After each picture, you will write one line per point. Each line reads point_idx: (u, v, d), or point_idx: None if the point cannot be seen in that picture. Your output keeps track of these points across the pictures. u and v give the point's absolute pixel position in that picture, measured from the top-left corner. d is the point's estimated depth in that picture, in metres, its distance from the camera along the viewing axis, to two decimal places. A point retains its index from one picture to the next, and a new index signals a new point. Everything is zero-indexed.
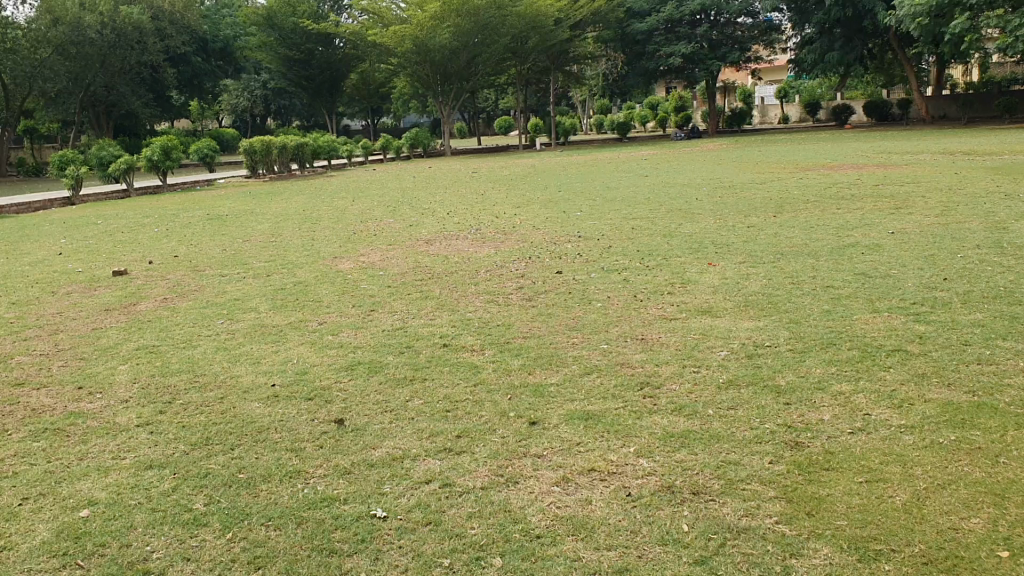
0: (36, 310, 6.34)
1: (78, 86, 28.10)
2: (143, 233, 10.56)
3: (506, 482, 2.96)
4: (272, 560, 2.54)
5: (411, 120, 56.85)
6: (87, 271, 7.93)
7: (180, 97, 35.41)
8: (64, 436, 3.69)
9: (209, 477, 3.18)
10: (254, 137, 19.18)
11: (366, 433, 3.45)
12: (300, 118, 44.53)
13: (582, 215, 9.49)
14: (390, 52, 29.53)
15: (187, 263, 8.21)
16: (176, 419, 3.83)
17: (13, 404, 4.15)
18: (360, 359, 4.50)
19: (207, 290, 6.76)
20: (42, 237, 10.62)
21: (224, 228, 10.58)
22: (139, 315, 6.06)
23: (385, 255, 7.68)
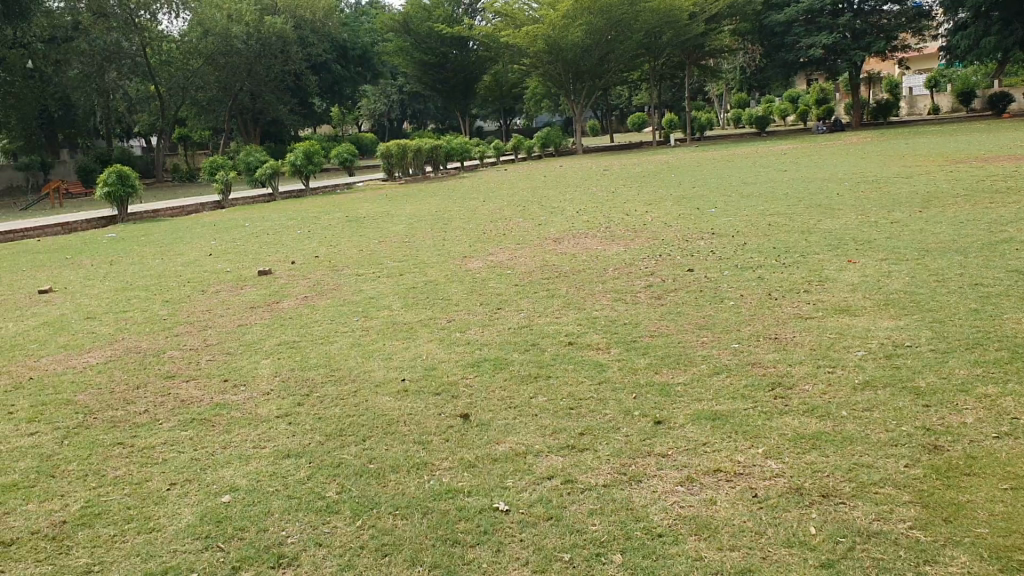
0: (187, 307, 6.74)
1: (227, 94, 29.57)
2: (286, 235, 11.04)
3: (629, 480, 2.95)
4: (400, 548, 2.62)
5: (544, 119, 57.15)
6: (234, 271, 8.34)
7: (321, 104, 36.77)
8: (210, 426, 3.91)
9: (341, 467, 3.30)
10: (391, 141, 19.76)
11: (491, 428, 3.50)
12: (436, 121, 45.49)
13: (715, 212, 9.33)
14: (522, 52, 29.78)
15: (326, 262, 8.53)
16: (312, 411, 4.00)
17: (165, 395, 4.42)
18: (486, 356, 4.57)
19: (345, 289, 7.01)
20: (195, 238, 11.26)
21: (362, 229, 10.93)
22: (280, 312, 6.34)
23: (514, 254, 7.75)
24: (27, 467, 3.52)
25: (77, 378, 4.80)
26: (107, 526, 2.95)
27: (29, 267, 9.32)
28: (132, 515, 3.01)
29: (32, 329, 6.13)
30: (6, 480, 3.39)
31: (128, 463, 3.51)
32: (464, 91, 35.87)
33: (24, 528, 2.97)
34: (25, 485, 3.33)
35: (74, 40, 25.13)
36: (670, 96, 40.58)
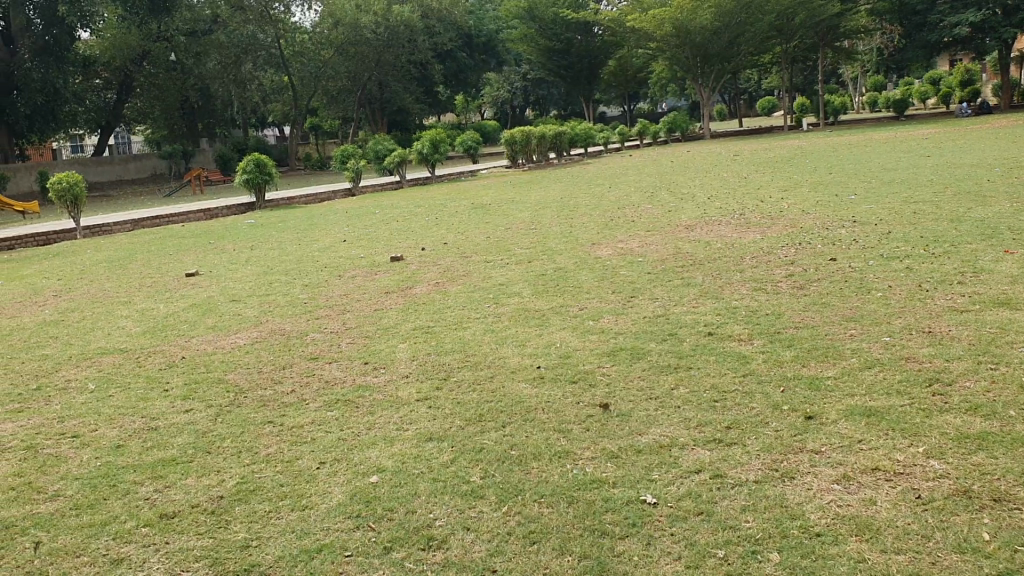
0: (324, 291, 6.93)
1: (357, 84, 30.23)
2: (415, 222, 11.19)
3: (781, 477, 2.85)
4: (548, 536, 2.61)
5: (670, 104, 56.11)
6: (368, 257, 8.53)
7: (446, 92, 37.18)
8: (353, 407, 4.00)
9: (484, 452, 3.31)
10: (516, 127, 19.83)
11: (634, 418, 3.45)
12: (559, 109, 45.35)
13: (855, 199, 8.97)
14: (650, 36, 29.29)
15: (455, 249, 8.62)
16: (451, 395, 4.04)
17: (309, 376, 4.55)
18: (622, 344, 4.52)
19: (475, 276, 7.07)
20: (328, 226, 11.55)
21: (489, 217, 10.96)
22: (413, 298, 6.43)
23: (645, 241, 7.65)
24: (185, 443, 3.67)
25: (228, 358, 5.00)
26: (262, 502, 3.05)
27: (176, 251, 9.77)
28: (285, 492, 3.11)
29: (182, 311, 6.42)
30: (166, 455, 3.54)
31: (279, 442, 3.61)
32: (589, 77, 35.60)
33: (184, 501, 3.10)
34: (184, 460, 3.48)
35: (213, 34, 26.23)
36: (802, 80, 39.27)
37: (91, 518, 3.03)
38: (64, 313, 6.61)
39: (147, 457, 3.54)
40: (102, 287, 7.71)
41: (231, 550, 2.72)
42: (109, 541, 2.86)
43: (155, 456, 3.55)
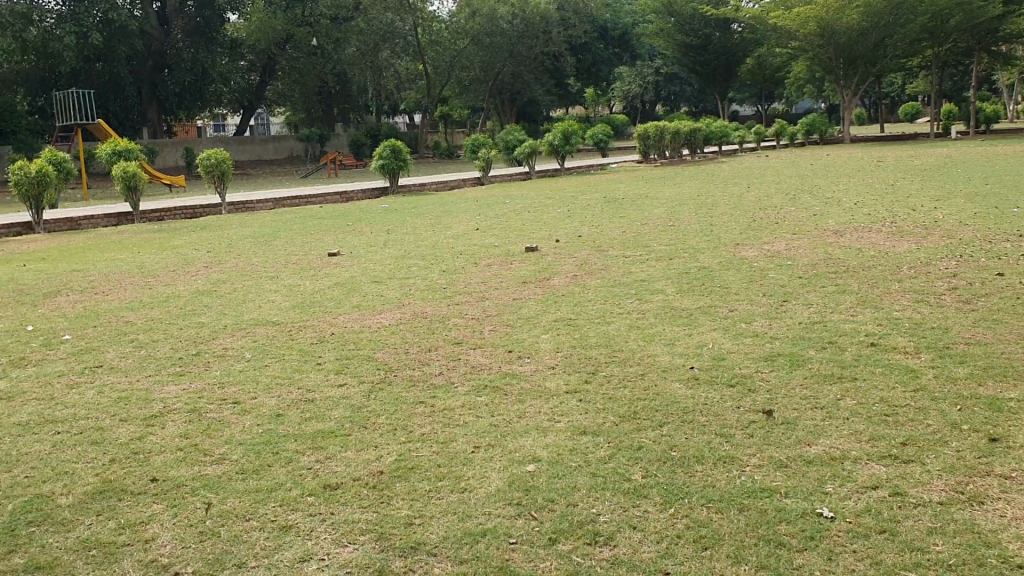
0: (462, 278, 6.97)
1: (489, 74, 30.43)
2: (550, 213, 11.17)
3: (969, 501, 2.68)
4: (719, 543, 2.52)
5: (805, 106, 54.48)
6: (503, 246, 8.55)
7: (576, 84, 37.14)
8: (502, 394, 3.98)
9: (643, 451, 3.23)
10: (648, 122, 19.92)
11: (800, 428, 3.32)
12: (690, 105, 44.68)
13: (1018, 212, 8.46)
14: (792, 34, 28.51)
15: (591, 242, 8.54)
16: (602, 390, 3.98)
17: (456, 360, 4.58)
18: (779, 350, 4.36)
19: (615, 270, 6.97)
20: (461, 213, 11.65)
21: (624, 211, 10.84)
22: (552, 289, 6.39)
23: (791, 244, 7.42)
24: (341, 416, 3.72)
25: (374, 337, 5.07)
26: (422, 480, 3.05)
27: (318, 230, 10.03)
28: (443, 472, 3.11)
29: (327, 289, 6.55)
30: (324, 427, 3.60)
31: (432, 423, 3.63)
32: (724, 76, 34.88)
33: (346, 473, 3.13)
34: (341, 433, 3.52)
35: (354, 20, 26.89)
36: (951, 85, 37.55)
37: (258, 483, 3.08)
38: (215, 284, 6.84)
39: (306, 427, 3.60)
40: (250, 261, 7.96)
41: (395, 526, 2.73)
42: (277, 507, 2.89)
43: (314, 427, 3.60)
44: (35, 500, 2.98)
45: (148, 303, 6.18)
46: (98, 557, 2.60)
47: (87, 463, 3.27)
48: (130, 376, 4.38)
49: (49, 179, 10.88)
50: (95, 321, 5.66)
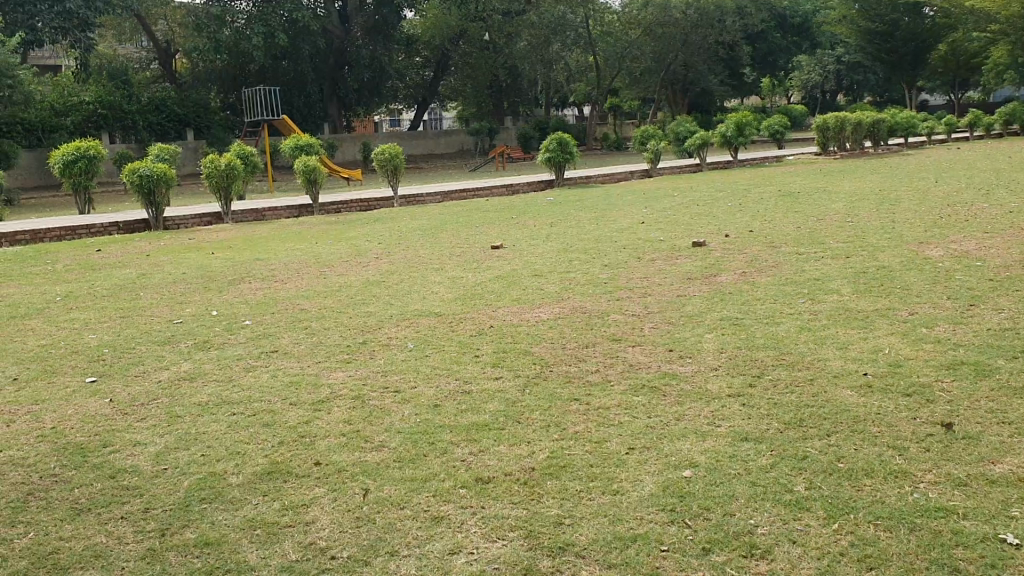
0: (625, 272, 6.89)
1: (661, 66, 29.83)
2: (719, 207, 10.89)
3: None
4: (887, 563, 2.38)
5: (1004, 93, 50.70)
6: (670, 241, 8.39)
7: (751, 74, 36.01)
8: (662, 394, 3.89)
9: (807, 461, 3.08)
10: (828, 113, 19.07)
11: (984, 444, 3.07)
12: (875, 95, 42.46)
13: None
14: (991, 18, 26.55)
15: (763, 238, 8.25)
16: (766, 394, 3.82)
17: (615, 357, 4.51)
18: (962, 358, 4.06)
19: (785, 268, 6.71)
20: (628, 206, 11.55)
21: (798, 206, 10.43)
22: (719, 286, 6.21)
23: (983, 243, 6.90)
24: (497, 410, 3.74)
25: (534, 331, 5.08)
26: (574, 480, 3.02)
27: (485, 223, 10.18)
28: (596, 473, 3.06)
29: (489, 281, 6.63)
30: (479, 419, 3.63)
31: (586, 420, 3.59)
32: (913, 63, 32.96)
33: (498, 468, 3.13)
34: (496, 427, 3.54)
35: (526, 14, 27.09)
36: None
37: (414, 472, 3.12)
38: (384, 275, 7.05)
39: (462, 419, 3.64)
40: (418, 253, 8.16)
41: (545, 525, 2.71)
42: (430, 498, 2.92)
43: (470, 419, 3.64)
44: (209, 476, 3.12)
45: (321, 292, 6.44)
46: (261, 536, 2.68)
47: (257, 444, 3.41)
48: (301, 362, 4.57)
49: (237, 172, 11.51)
50: (273, 307, 5.94)
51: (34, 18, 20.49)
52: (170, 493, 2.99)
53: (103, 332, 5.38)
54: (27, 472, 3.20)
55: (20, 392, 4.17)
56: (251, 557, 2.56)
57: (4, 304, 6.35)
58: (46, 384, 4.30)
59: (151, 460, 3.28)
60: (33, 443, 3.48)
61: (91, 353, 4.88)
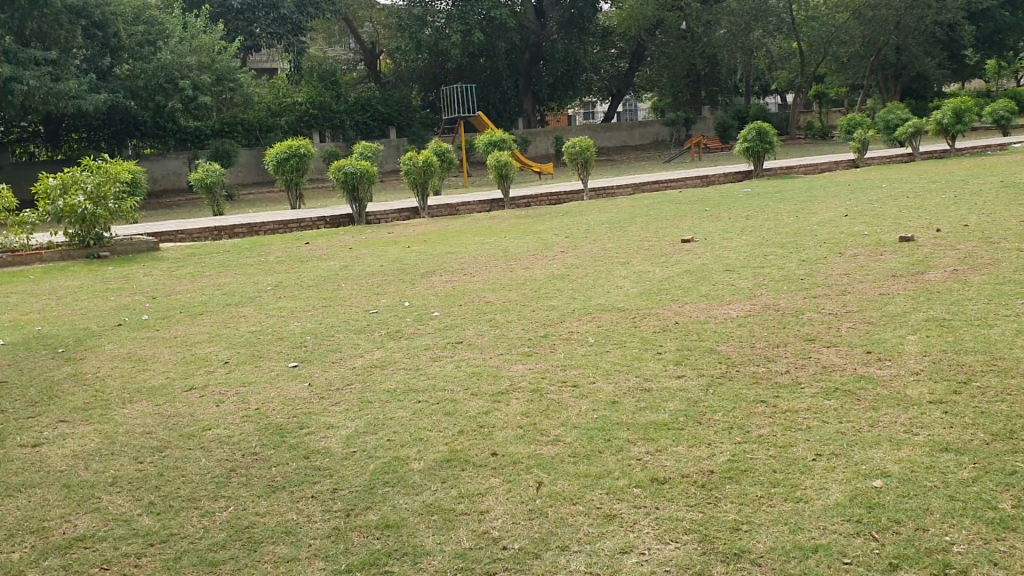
0: (823, 268, 6.59)
1: (871, 50, 27.52)
2: (931, 199, 10.20)
3: None
4: None
5: None
6: (874, 235, 7.95)
7: (975, 55, 33.40)
8: (854, 399, 3.69)
9: (1017, 476, 2.84)
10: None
11: None
12: None
13: None
14: None
15: (979, 233, 7.66)
16: (972, 402, 3.54)
17: (807, 358, 4.32)
18: None
19: (1004, 266, 6.19)
20: (829, 198, 11.04)
21: (1022, 198, 9.59)
22: (926, 285, 5.82)
23: None
24: (677, 409, 3.66)
25: (721, 329, 4.95)
26: (754, 485, 2.92)
27: (676, 216, 10.03)
28: (779, 479, 2.95)
29: (677, 277, 6.52)
30: (659, 419, 3.56)
31: (771, 423, 3.46)
32: None
33: (675, 468, 3.07)
34: (675, 426, 3.47)
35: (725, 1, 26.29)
36: None
37: (587, 468, 3.10)
38: (570, 269, 7.08)
39: (640, 417, 3.58)
40: (607, 246, 8.16)
41: (720, 529, 2.63)
42: (603, 494, 2.90)
43: (648, 417, 3.58)
44: (392, 462, 3.24)
45: (508, 285, 6.55)
46: (437, 522, 2.75)
47: (439, 432, 3.51)
48: (484, 353, 4.66)
49: (434, 168, 11.85)
50: (461, 300, 6.11)
51: (251, 23, 23.64)
52: (356, 475, 3.13)
53: (305, 320, 5.72)
54: (231, 449, 3.45)
55: (231, 374, 4.52)
56: (427, 543, 2.63)
57: (221, 293, 6.87)
58: (253, 368, 4.62)
59: (342, 443, 3.45)
60: (239, 422, 3.75)
61: (294, 340, 5.20)
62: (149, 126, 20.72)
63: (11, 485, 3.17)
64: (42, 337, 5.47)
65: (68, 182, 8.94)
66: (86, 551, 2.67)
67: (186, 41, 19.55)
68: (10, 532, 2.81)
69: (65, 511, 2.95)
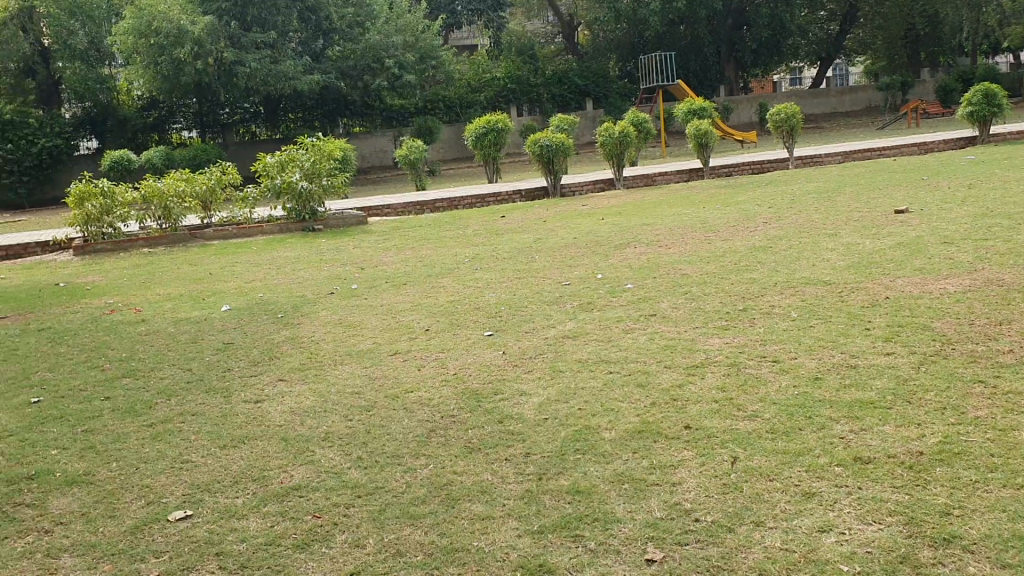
0: None
1: None
2: None
3: None
4: None
5: None
6: None
7: None
8: None
9: None
10: None
11: None
12: None
13: None
14: None
15: None
16: None
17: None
18: None
19: None
20: None
21: None
22: None
23: None
24: (886, 388, 3.46)
25: (936, 305, 4.64)
26: (969, 469, 2.72)
27: (888, 185, 9.46)
28: (998, 465, 2.74)
29: (889, 249, 6.15)
30: (864, 397, 3.37)
31: (991, 406, 3.21)
32: None
33: (881, 448, 2.91)
34: (883, 405, 3.28)
35: None
36: None
37: (786, 445, 2.99)
38: (771, 240, 6.85)
39: (845, 395, 3.41)
40: (812, 217, 7.83)
41: (929, 514, 2.48)
42: (802, 472, 2.79)
43: (853, 395, 3.40)
44: (584, 430, 3.26)
45: (705, 257, 6.42)
46: (628, 491, 2.74)
47: (631, 403, 3.49)
48: (679, 326, 4.60)
49: (630, 139, 11.70)
50: (656, 272, 6.03)
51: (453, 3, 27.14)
52: (548, 441, 3.18)
53: (500, 291, 5.85)
54: (432, 411, 3.60)
55: (431, 341, 4.70)
56: (618, 510, 2.63)
57: (422, 264, 7.13)
58: (452, 335, 4.79)
59: (535, 409, 3.52)
60: (439, 386, 3.91)
61: (490, 309, 5.35)
62: (357, 105, 21.76)
63: (235, 436, 3.45)
64: (261, 304, 5.88)
65: (286, 160, 9.56)
66: (300, 499, 2.87)
67: (391, 21, 20.31)
68: (235, 478, 3.07)
69: (282, 462, 3.18)
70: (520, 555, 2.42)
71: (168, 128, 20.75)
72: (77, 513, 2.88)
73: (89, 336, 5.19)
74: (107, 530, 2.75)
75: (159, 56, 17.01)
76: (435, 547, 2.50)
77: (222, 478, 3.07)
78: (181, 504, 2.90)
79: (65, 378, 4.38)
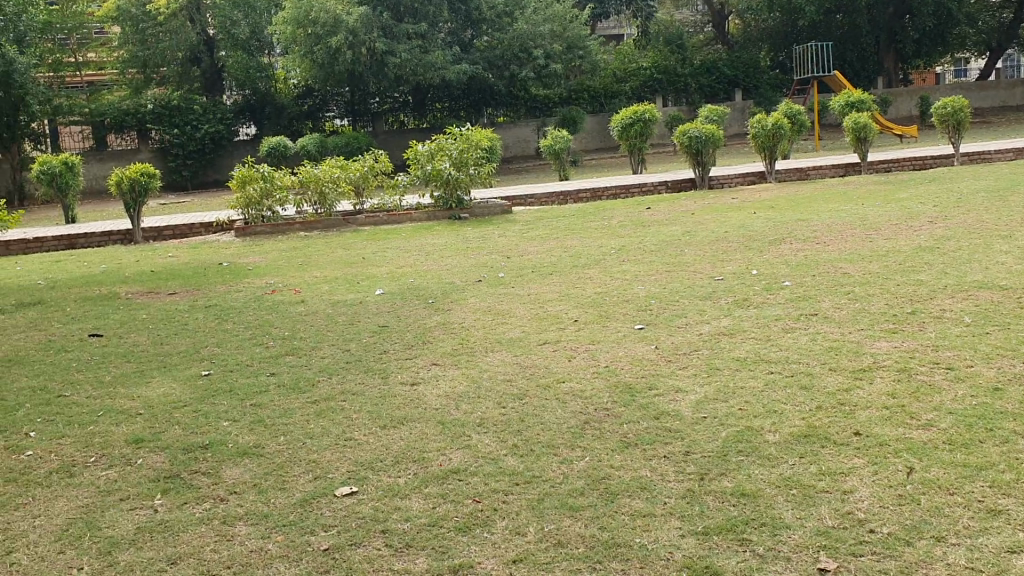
0: None
1: None
2: None
3: None
4: None
5: None
6: None
7: None
8: None
9: None
10: None
11: None
12: None
13: None
14: None
15: None
16: None
17: None
18: None
19: None
20: None
21: None
22: None
23: None
24: None
25: None
26: None
27: None
28: None
29: None
30: None
31: None
32: None
33: None
34: None
35: None
36: None
37: (966, 458, 2.83)
38: (939, 241, 6.49)
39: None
40: (982, 217, 7.39)
41: None
42: (985, 487, 2.63)
43: None
44: (746, 431, 3.18)
45: (867, 256, 6.15)
46: (797, 497, 2.66)
47: (795, 406, 3.38)
48: (844, 328, 4.42)
49: (784, 131, 11.34)
50: (815, 270, 5.83)
51: None
52: (708, 440, 3.12)
53: (650, 284, 5.77)
54: (586, 402, 3.59)
55: (581, 333, 4.68)
56: (788, 516, 2.55)
57: (569, 255, 7.10)
58: (603, 327, 4.75)
59: (692, 406, 3.45)
60: (591, 377, 3.90)
61: (640, 302, 5.28)
62: (503, 94, 21.99)
63: (395, 416, 3.54)
64: (413, 289, 6.01)
65: (436, 149, 9.69)
66: (461, 483, 2.91)
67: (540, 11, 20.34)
68: (396, 459, 3.14)
69: (440, 444, 3.24)
70: (685, 555, 2.38)
71: (322, 117, 21.45)
72: (249, 483, 3.02)
73: (253, 314, 5.43)
74: (278, 502, 2.86)
75: (315, 46, 17.72)
76: (596, 540, 2.49)
77: (384, 457, 3.15)
78: (346, 480, 2.99)
79: (233, 353, 4.60)
